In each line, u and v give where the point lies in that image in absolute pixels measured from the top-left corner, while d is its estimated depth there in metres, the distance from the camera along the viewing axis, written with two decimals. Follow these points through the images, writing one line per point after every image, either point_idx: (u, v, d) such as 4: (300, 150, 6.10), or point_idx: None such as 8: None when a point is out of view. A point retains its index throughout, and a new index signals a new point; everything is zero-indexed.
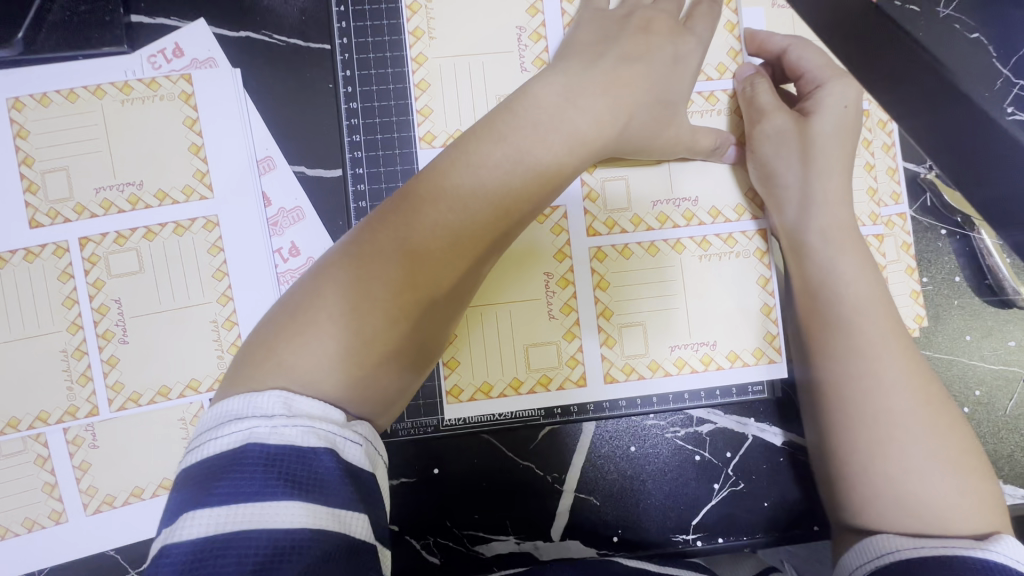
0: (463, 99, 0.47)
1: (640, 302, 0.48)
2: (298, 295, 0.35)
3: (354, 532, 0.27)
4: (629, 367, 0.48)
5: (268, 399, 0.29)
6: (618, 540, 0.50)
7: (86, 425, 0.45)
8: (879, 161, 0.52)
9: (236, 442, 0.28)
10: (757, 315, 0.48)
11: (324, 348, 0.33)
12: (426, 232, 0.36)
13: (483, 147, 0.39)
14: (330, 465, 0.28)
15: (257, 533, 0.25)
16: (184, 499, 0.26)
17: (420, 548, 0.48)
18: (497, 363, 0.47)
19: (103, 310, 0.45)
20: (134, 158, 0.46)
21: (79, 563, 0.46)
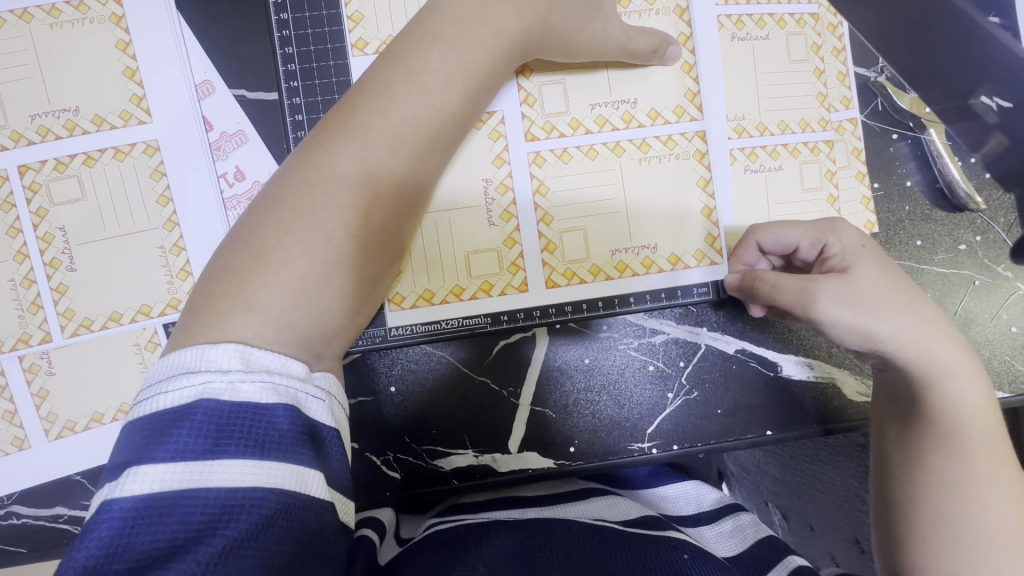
0: (397, 6, 0.47)
1: (579, 209, 0.48)
2: (257, 229, 0.35)
3: (309, 489, 0.28)
4: (571, 272, 0.49)
5: (222, 353, 0.29)
6: (575, 451, 0.51)
7: (40, 352, 0.46)
8: (829, 66, 0.51)
9: (189, 397, 0.28)
10: (698, 216, 0.49)
11: (299, 281, 0.33)
12: (376, 162, 0.37)
13: (413, 50, 0.39)
14: (286, 425, 0.29)
15: (208, 492, 0.26)
16: (133, 450, 0.27)
17: (381, 463, 0.49)
18: (440, 272, 0.48)
19: (48, 239, 0.45)
20: (68, 84, 0.46)
21: (46, 488, 0.47)
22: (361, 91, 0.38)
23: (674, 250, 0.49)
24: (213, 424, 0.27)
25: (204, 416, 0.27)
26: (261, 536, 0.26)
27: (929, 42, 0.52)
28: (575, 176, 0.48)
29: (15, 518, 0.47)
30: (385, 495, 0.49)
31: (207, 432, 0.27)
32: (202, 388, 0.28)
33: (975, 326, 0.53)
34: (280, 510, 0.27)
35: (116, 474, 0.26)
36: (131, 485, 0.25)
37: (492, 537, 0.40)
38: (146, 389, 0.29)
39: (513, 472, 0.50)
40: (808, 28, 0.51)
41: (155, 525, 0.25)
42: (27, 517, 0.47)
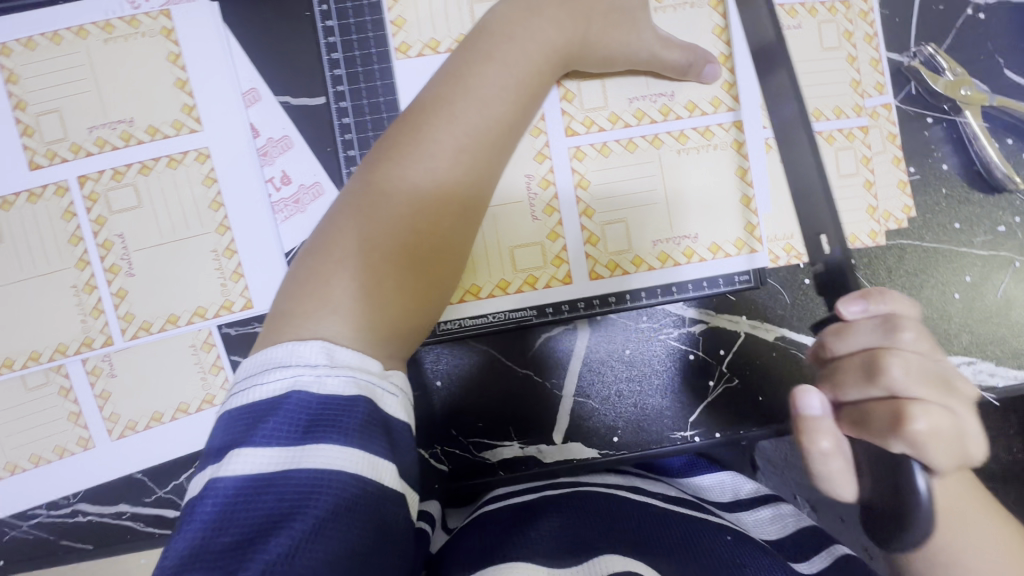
0: (436, 10, 0.48)
1: (619, 203, 0.49)
2: (334, 235, 0.37)
3: (383, 478, 0.30)
4: (614, 263, 0.50)
5: (311, 349, 0.31)
6: (619, 441, 0.51)
7: (102, 355, 0.48)
8: (862, 52, 0.51)
9: (282, 389, 0.30)
10: (736, 206, 0.50)
11: (376, 286, 0.35)
12: (436, 171, 0.38)
13: (468, 69, 0.40)
14: (366, 418, 0.30)
15: (298, 476, 0.28)
16: (232, 436, 0.30)
17: (428, 457, 0.51)
18: (485, 268, 0.49)
19: (107, 246, 0.47)
20: (123, 96, 0.47)
21: (110, 486, 0.48)
22: (422, 104, 0.40)
23: (714, 243, 0.50)
24: (303, 414, 0.30)
25: (295, 406, 0.30)
26: (340, 520, 0.28)
27: (957, 28, 0.52)
28: (615, 169, 0.49)
29: (81, 516, 0.49)
30: (433, 487, 0.51)
31: (297, 422, 0.29)
32: (292, 381, 0.31)
33: (1018, 308, 0.53)
34: (359, 496, 0.29)
35: (217, 456, 0.29)
36: (231, 466, 0.28)
37: (542, 515, 0.42)
38: (242, 379, 0.32)
39: (557, 463, 0.51)
40: (840, 16, 0.51)
41: (251, 505, 0.27)
42: (92, 515, 0.49)
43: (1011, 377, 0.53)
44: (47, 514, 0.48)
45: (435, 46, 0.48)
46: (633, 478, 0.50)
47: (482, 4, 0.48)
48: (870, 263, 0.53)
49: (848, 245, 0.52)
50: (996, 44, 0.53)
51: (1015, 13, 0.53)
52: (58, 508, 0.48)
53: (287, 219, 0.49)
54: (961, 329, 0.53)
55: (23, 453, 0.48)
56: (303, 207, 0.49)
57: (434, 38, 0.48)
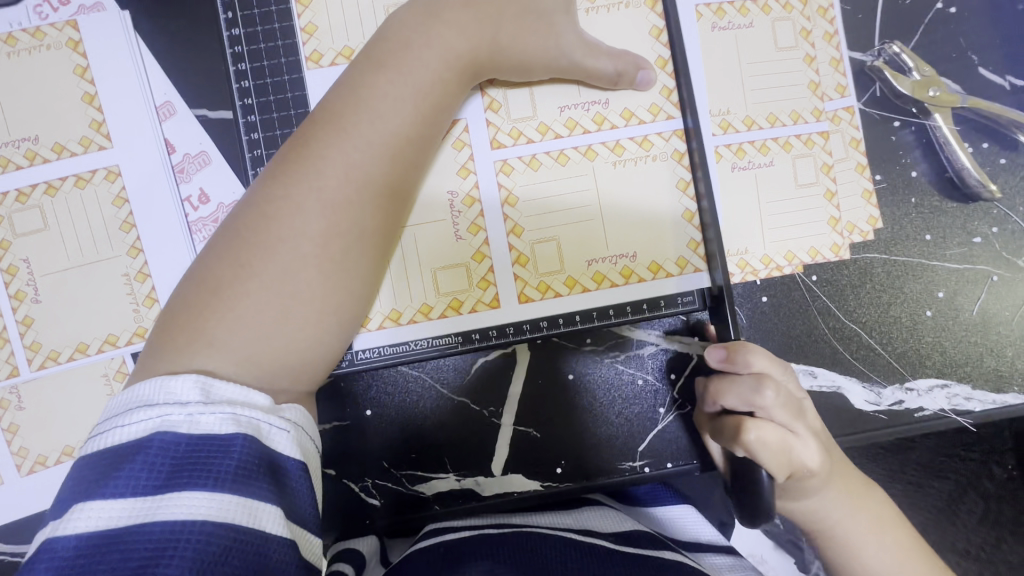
0: (351, 16, 0.45)
1: (553, 220, 0.46)
2: (219, 263, 0.35)
3: (262, 522, 0.28)
4: (544, 285, 0.46)
5: (184, 385, 0.30)
6: (563, 472, 0.48)
7: (10, 386, 0.45)
8: (821, 52, 0.48)
9: (148, 430, 0.28)
10: (678, 221, 0.46)
11: (257, 315, 0.34)
12: (331, 193, 0.36)
13: (365, 85, 0.38)
14: (242, 457, 0.29)
15: (156, 525, 0.26)
16: (88, 484, 0.27)
17: (359, 491, 0.48)
18: (408, 293, 0.45)
19: (12, 271, 0.45)
20: (27, 112, 0.45)
21: (21, 524, 0.46)
22: (317, 120, 0.38)
23: (653, 264, 0.46)
24: (169, 457, 0.28)
25: (160, 448, 0.28)
26: (204, 573, 0.25)
27: (925, 24, 0.49)
28: (548, 183, 0.45)
29: None
30: (367, 523, 0.48)
31: (162, 466, 0.28)
32: (160, 421, 0.29)
33: (995, 325, 0.49)
34: (228, 546, 0.27)
35: (71, 507, 0.27)
36: (82, 518, 0.26)
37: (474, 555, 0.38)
38: (110, 422, 0.30)
39: (498, 496, 0.48)
40: (796, 13, 0.47)
41: (98, 560, 0.25)
42: (4, 554, 0.46)
43: (990, 401, 0.49)
44: None
45: (349, 54, 0.45)
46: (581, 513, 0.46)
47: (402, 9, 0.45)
48: (831, 280, 0.49)
49: (807, 259, 0.48)
50: (968, 40, 0.49)
51: (989, 5, 0.49)
52: None
53: (204, 239, 0.46)
54: (934, 348, 0.49)
55: None
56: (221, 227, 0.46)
57: (350, 46, 0.45)
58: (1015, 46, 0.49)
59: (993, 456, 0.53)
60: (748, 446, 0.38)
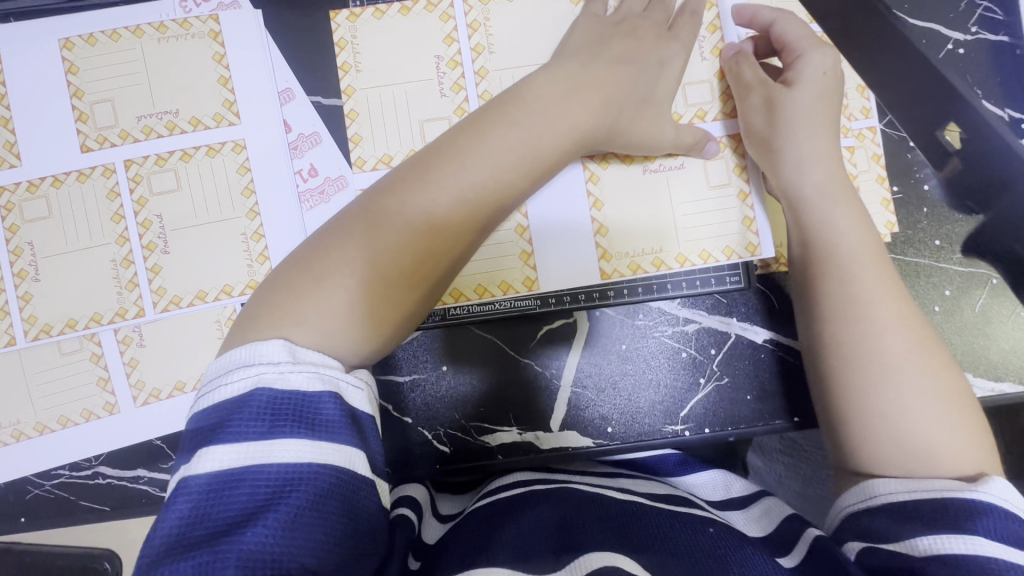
0: (392, 127, 0.52)
1: (643, 217, 0.53)
2: (311, 258, 0.41)
3: (355, 464, 0.35)
4: (683, 257, 0.53)
5: (272, 348, 0.36)
6: (612, 432, 0.54)
7: (134, 325, 0.51)
8: (849, 80, 0.56)
9: (249, 387, 0.34)
10: (734, 199, 0.53)
11: (349, 309, 0.39)
12: (416, 218, 0.41)
13: (489, 126, 0.44)
14: (334, 410, 0.35)
15: (269, 467, 0.33)
16: (208, 431, 0.34)
17: (431, 437, 0.54)
18: (574, 261, 0.53)
19: (146, 225, 0.51)
20: (171, 89, 0.52)
21: (132, 450, 0.52)
22: (454, 139, 0.44)
23: (751, 238, 0.53)
24: (270, 408, 0.34)
25: (258, 403, 0.34)
26: (315, 505, 0.32)
27: (939, 60, 0.57)
28: (627, 193, 0.53)
29: (101, 478, 0.52)
30: (432, 468, 0.54)
31: (264, 415, 0.34)
32: (257, 379, 0.35)
33: (993, 323, 0.56)
34: (329, 481, 0.33)
35: (196, 452, 0.33)
36: (207, 460, 0.32)
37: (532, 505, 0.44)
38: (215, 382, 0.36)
39: (554, 450, 0.54)
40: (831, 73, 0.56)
41: (231, 492, 0.32)
42: (112, 477, 0.52)
43: (987, 389, 0.56)
44: (69, 474, 0.52)
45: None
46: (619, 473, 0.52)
47: (432, 123, 0.52)
48: None
49: None
50: (976, 75, 0.57)
51: (992, 49, 0.57)
52: (79, 469, 0.52)
53: (311, 208, 0.53)
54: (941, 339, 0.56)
55: (52, 415, 0.51)
56: (327, 198, 0.53)
57: (414, 148, 0.52)
58: (1015, 83, 0.56)
59: None
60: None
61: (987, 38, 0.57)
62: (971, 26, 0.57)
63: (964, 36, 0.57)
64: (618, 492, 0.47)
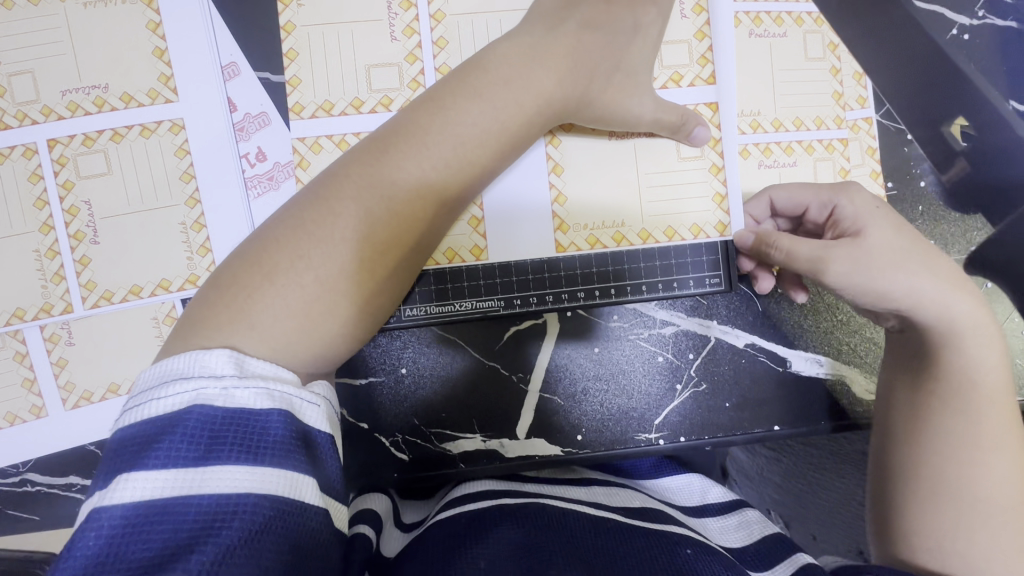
0: (335, 72, 0.46)
1: (611, 190, 0.48)
2: (258, 252, 0.34)
3: (306, 495, 0.28)
4: (646, 232, 0.49)
5: (217, 358, 0.29)
6: (582, 439, 0.51)
7: (61, 322, 0.47)
8: (845, 65, 0.51)
9: (181, 403, 0.27)
10: (706, 173, 0.49)
11: (305, 308, 0.33)
12: (377, 205, 0.36)
13: (455, 99, 0.39)
14: (284, 432, 0.28)
15: (200, 499, 0.25)
16: (125, 456, 0.26)
17: (388, 444, 0.50)
18: (539, 241, 0.48)
19: (73, 212, 0.46)
20: (99, 61, 0.47)
21: (61, 457, 0.48)
22: (422, 108, 0.39)
23: (722, 216, 0.49)
24: (207, 429, 0.27)
25: (194, 423, 0.27)
26: (255, 545, 0.25)
27: (942, 46, 0.52)
28: (594, 162, 0.48)
29: (29, 486, 0.48)
30: (390, 475, 0.50)
31: (200, 438, 0.26)
32: (194, 394, 0.28)
33: None
34: (275, 517, 0.26)
35: (108, 480, 0.26)
36: (122, 491, 0.25)
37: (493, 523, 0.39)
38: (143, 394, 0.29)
39: (521, 458, 0.51)
40: (827, 53, 0.51)
41: (148, 533, 0.24)
42: (41, 485, 0.48)
43: None
44: None
45: (389, 103, 0.46)
46: (594, 486, 0.48)
47: (380, 69, 0.46)
48: None
49: None
50: (982, 62, 0.52)
51: (999, 35, 0.52)
52: (5, 476, 0.48)
53: (258, 196, 0.48)
54: None
55: None
56: (276, 184, 0.48)
57: (359, 97, 0.46)
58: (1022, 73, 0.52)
59: None
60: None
61: (994, 22, 0.53)
62: (978, 9, 0.53)
63: (970, 20, 0.53)
64: (591, 509, 0.43)
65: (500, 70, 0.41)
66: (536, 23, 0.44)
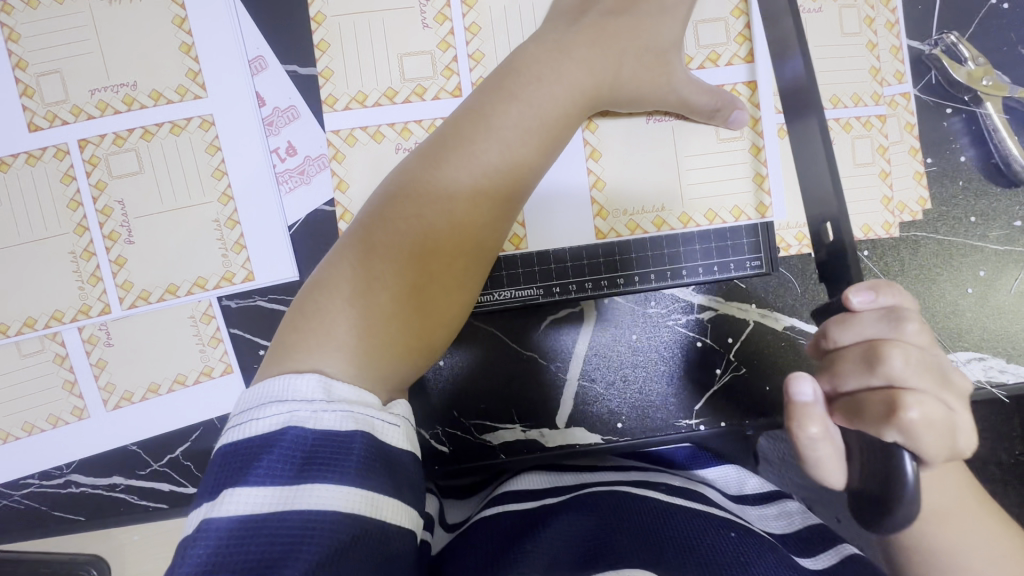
0: (365, 63, 0.45)
1: (650, 175, 0.47)
2: (334, 275, 0.35)
3: (387, 517, 0.29)
4: (686, 217, 0.48)
5: (306, 382, 0.30)
6: (622, 427, 0.51)
7: (100, 323, 0.47)
8: (882, 39, 0.50)
9: (277, 425, 0.29)
10: (746, 154, 0.48)
11: (384, 322, 0.33)
12: (435, 214, 0.36)
13: (501, 95, 0.39)
14: (368, 456, 0.29)
15: (293, 517, 0.27)
16: (227, 472, 0.28)
17: (429, 438, 0.50)
18: (578, 229, 0.48)
19: (107, 212, 0.46)
20: (126, 59, 0.46)
21: (104, 458, 0.48)
22: (467, 111, 0.39)
23: (762, 197, 0.48)
24: (300, 451, 0.28)
25: (288, 445, 0.28)
26: (340, 564, 0.26)
27: (979, 17, 0.52)
28: (632, 145, 0.47)
29: (74, 487, 0.48)
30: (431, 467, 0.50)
31: (293, 459, 0.28)
32: (288, 417, 0.29)
33: None
34: (358, 536, 0.27)
35: (213, 493, 0.28)
36: (225, 505, 0.27)
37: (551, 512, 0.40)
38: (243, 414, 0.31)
39: (560, 448, 0.51)
40: (865, 25, 0.50)
41: (248, 544, 0.26)
42: (85, 486, 0.48)
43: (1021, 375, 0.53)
44: (39, 483, 0.48)
45: (423, 93, 0.46)
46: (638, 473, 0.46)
47: (413, 57, 0.45)
48: (883, 256, 0.52)
49: (860, 235, 0.50)
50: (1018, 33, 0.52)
51: None
52: (50, 477, 0.48)
53: (290, 191, 0.48)
54: (972, 323, 0.52)
55: (15, 422, 0.47)
56: (308, 178, 0.48)
57: (392, 87, 0.45)
58: None
59: (1009, 437, 0.56)
60: (904, 425, 0.33)
61: None
62: None
63: None
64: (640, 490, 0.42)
65: (537, 56, 0.41)
66: (571, 8, 0.43)
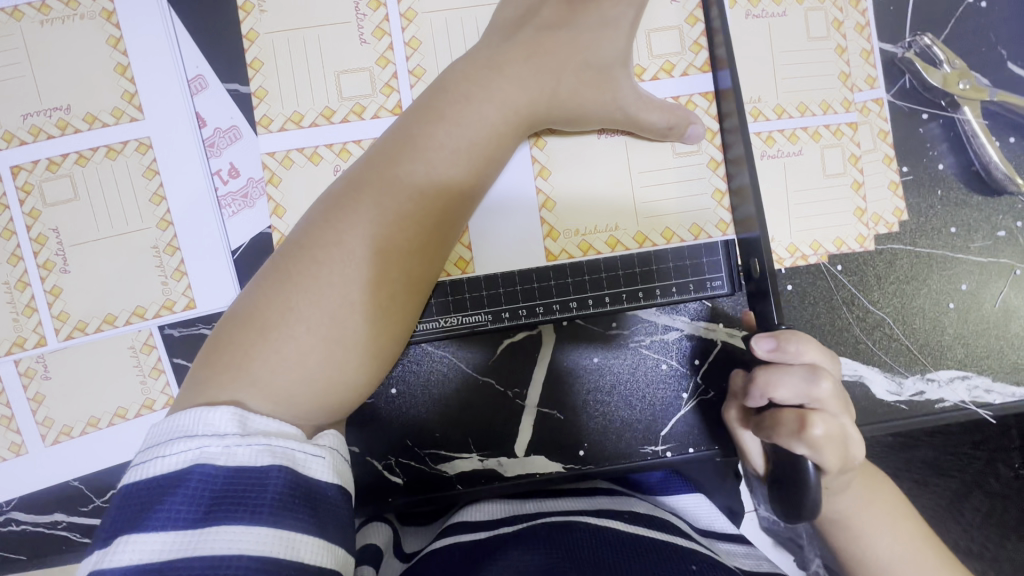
0: (304, 81, 0.43)
1: (603, 192, 0.45)
2: (253, 309, 0.33)
3: (308, 558, 0.26)
4: (642, 235, 0.45)
5: (219, 416, 0.27)
6: (585, 454, 0.48)
7: (36, 356, 0.45)
8: (852, 43, 0.47)
9: (183, 463, 0.26)
10: (704, 168, 0.45)
11: (300, 359, 0.31)
12: (359, 242, 0.34)
13: (435, 115, 0.37)
14: (287, 492, 0.26)
15: (196, 563, 0.24)
16: (126, 516, 0.25)
17: (383, 468, 0.48)
18: (529, 250, 0.45)
19: (42, 241, 0.45)
20: (59, 82, 0.45)
21: (44, 494, 0.46)
22: (400, 131, 0.37)
23: (724, 214, 0.45)
24: (208, 490, 0.25)
25: (195, 483, 0.25)
26: None
27: (956, 17, 0.49)
28: (583, 161, 0.45)
29: (14, 525, 0.47)
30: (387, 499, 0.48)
31: (200, 499, 0.25)
32: (196, 453, 0.26)
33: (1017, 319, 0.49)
34: None
35: (108, 542, 0.25)
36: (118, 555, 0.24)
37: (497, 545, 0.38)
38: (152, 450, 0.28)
39: (520, 477, 0.48)
40: (833, 29, 0.47)
41: None
42: (26, 524, 0.47)
43: (1009, 394, 0.50)
44: None
45: (362, 111, 0.44)
46: (600, 499, 0.44)
47: (353, 74, 0.44)
48: (856, 270, 0.49)
49: (832, 249, 0.47)
50: (997, 33, 0.49)
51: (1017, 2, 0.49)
52: None
53: (233, 215, 0.46)
54: (954, 340, 0.49)
55: None
56: (251, 201, 0.46)
57: (330, 106, 0.44)
58: None
59: (998, 456, 0.53)
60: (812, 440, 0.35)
61: None
62: None
63: None
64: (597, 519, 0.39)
65: (477, 71, 0.39)
66: (516, 18, 0.41)
